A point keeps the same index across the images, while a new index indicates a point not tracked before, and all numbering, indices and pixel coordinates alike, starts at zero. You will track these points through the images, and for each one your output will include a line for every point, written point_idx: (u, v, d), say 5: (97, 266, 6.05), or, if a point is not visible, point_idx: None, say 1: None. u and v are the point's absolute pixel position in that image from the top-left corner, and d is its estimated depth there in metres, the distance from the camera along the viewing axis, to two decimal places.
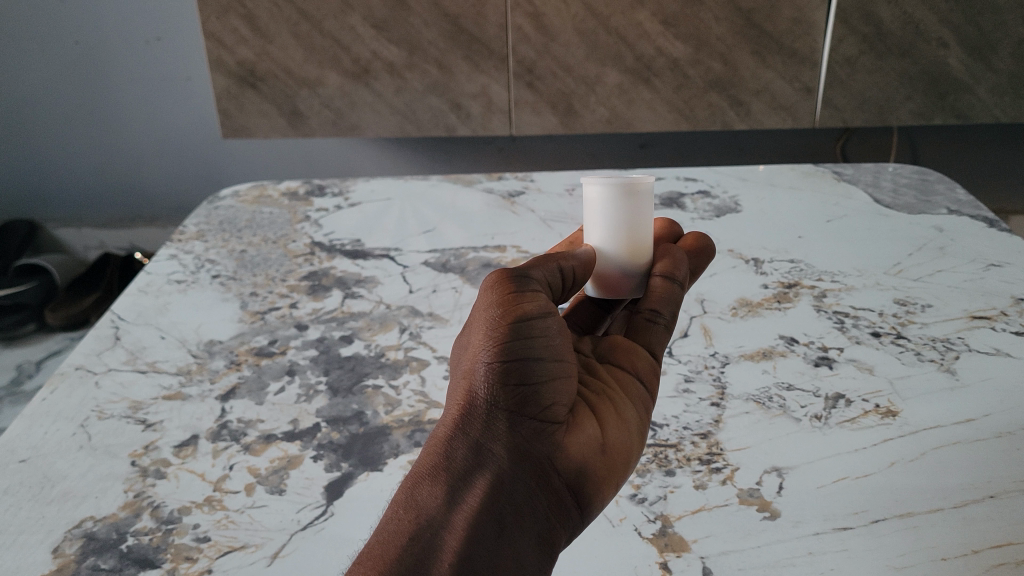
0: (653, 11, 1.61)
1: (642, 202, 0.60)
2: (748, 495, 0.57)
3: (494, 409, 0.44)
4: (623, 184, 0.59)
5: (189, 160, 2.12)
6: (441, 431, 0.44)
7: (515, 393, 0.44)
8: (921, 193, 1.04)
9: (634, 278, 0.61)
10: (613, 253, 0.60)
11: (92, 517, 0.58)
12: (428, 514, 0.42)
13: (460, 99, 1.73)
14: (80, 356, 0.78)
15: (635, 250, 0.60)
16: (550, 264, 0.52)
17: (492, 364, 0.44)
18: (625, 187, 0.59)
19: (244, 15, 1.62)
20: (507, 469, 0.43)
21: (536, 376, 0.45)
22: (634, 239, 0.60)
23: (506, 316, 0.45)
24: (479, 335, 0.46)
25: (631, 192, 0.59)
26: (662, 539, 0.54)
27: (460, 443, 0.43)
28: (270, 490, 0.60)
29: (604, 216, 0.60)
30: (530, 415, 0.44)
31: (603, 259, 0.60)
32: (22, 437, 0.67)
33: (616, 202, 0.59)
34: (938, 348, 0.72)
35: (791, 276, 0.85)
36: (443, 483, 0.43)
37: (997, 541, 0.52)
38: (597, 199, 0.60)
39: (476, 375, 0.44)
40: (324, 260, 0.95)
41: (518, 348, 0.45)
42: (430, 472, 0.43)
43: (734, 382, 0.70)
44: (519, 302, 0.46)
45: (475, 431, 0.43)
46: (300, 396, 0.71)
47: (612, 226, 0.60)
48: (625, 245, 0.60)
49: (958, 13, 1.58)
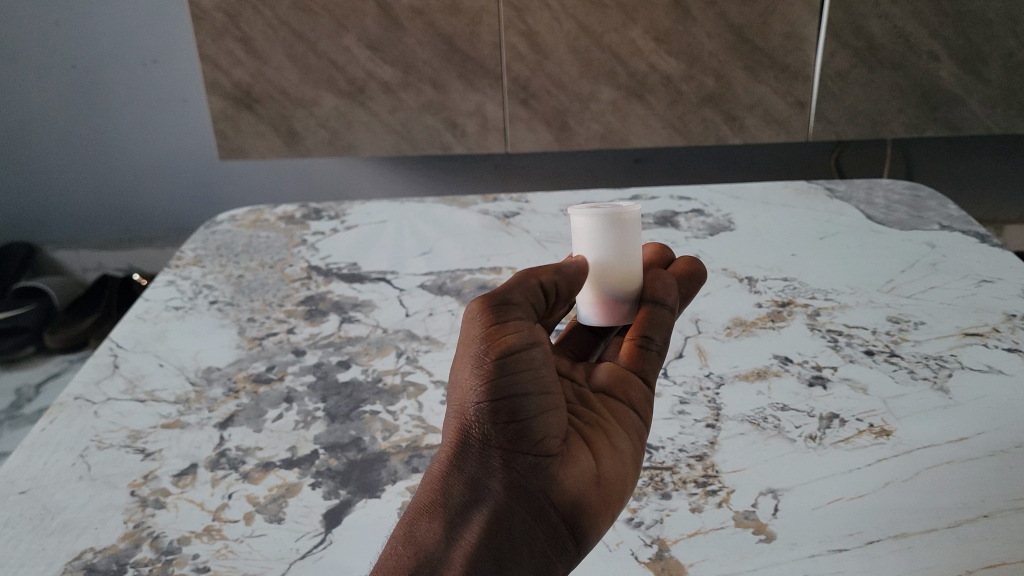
0: (646, 28, 1.62)
1: (625, 236, 0.61)
2: (743, 518, 0.57)
3: (486, 447, 0.45)
4: (610, 216, 0.60)
5: (187, 180, 2.12)
6: (436, 469, 0.46)
7: (506, 431, 0.44)
8: (913, 209, 1.04)
9: (625, 305, 0.61)
10: (603, 280, 0.61)
11: (92, 549, 0.59)
12: (428, 550, 0.44)
13: (455, 118, 1.74)
14: (79, 385, 0.78)
15: (625, 276, 0.61)
16: (530, 283, 0.52)
17: (480, 402, 0.45)
18: (611, 217, 0.60)
19: (239, 37, 1.63)
20: (503, 503, 0.44)
21: (525, 411, 0.45)
22: (624, 267, 0.61)
23: (490, 352, 0.46)
24: (467, 375, 0.46)
25: (617, 222, 0.60)
26: (658, 564, 0.54)
27: (456, 480, 0.45)
28: (270, 518, 0.61)
29: (593, 244, 0.61)
30: (523, 451, 0.45)
31: (594, 286, 0.61)
32: (22, 468, 0.67)
33: (603, 232, 0.60)
34: (931, 365, 0.72)
35: (785, 294, 0.86)
36: (440, 520, 0.45)
37: (991, 561, 0.53)
38: (585, 228, 0.61)
39: (466, 414, 0.45)
40: (321, 284, 0.95)
41: (506, 385, 0.45)
42: (429, 510, 0.45)
43: (729, 403, 0.70)
44: (503, 334, 0.46)
45: (468, 471, 0.45)
46: (299, 423, 0.72)
47: (601, 253, 0.61)
48: (614, 272, 0.61)
49: (949, 27, 1.59)
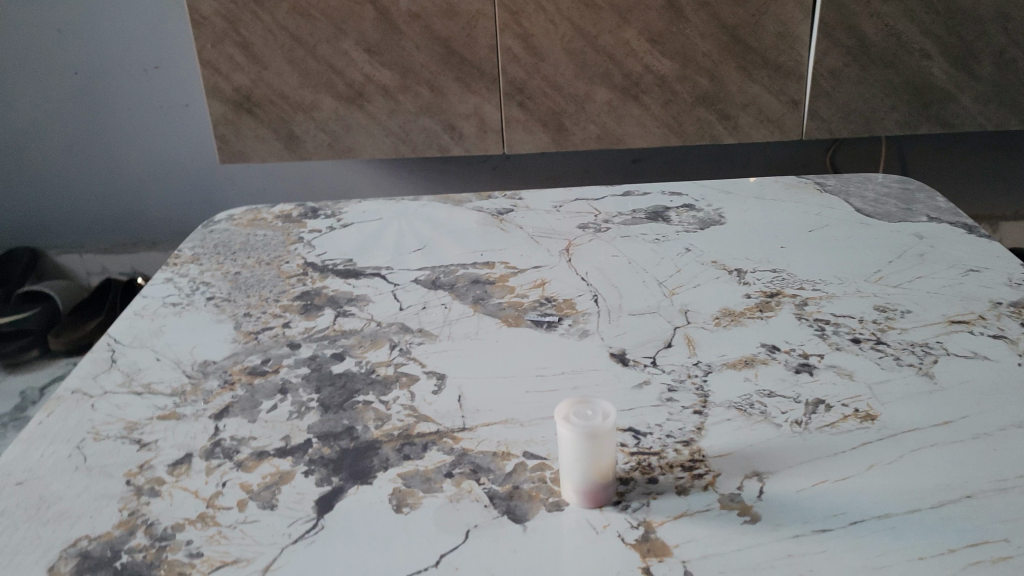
0: (640, 30, 1.64)
1: (573, 445, 0.59)
2: (729, 500, 0.60)
3: None
4: (573, 422, 0.60)
5: (188, 185, 2.14)
6: None
7: None
8: (902, 201, 1.05)
9: (605, 490, 0.60)
10: (583, 479, 0.59)
11: (87, 536, 0.60)
12: None
13: (453, 120, 1.75)
14: (76, 379, 0.79)
15: (601, 471, 0.59)
16: None
17: None
18: (587, 436, 0.59)
19: (238, 42, 1.65)
20: None
21: None
22: (598, 466, 0.59)
23: None
24: None
25: (593, 441, 0.59)
26: (644, 544, 0.57)
27: None
28: (262, 505, 0.63)
29: (569, 458, 0.60)
30: None
31: (576, 484, 0.60)
32: (19, 459, 0.68)
33: (580, 446, 0.59)
34: (917, 352, 0.73)
35: (773, 285, 0.86)
36: None
37: (973, 540, 0.55)
38: (567, 446, 0.60)
39: None
40: (317, 280, 0.96)
41: None
42: None
43: (716, 390, 0.71)
44: None
45: None
46: (293, 413, 0.73)
47: (578, 464, 0.59)
48: (592, 472, 0.59)
49: (940, 24, 1.61)
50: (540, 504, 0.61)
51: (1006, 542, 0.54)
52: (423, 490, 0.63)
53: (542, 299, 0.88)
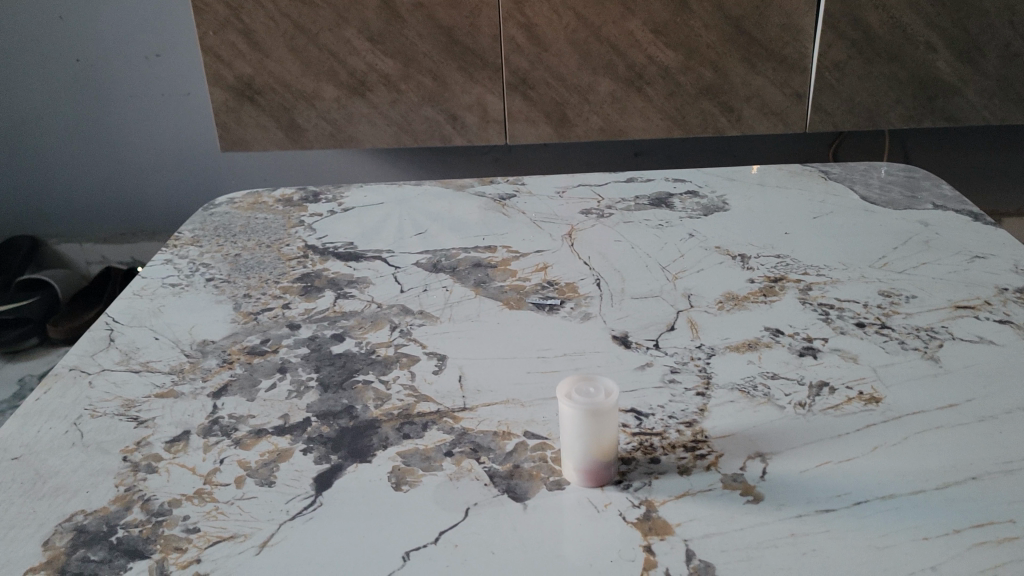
0: (644, 21, 1.63)
1: (575, 421, 0.59)
2: (732, 480, 0.59)
3: None
4: (576, 398, 0.59)
5: (189, 173, 2.13)
6: None
7: None
8: (907, 189, 1.04)
9: (606, 470, 0.59)
10: (585, 456, 0.59)
11: (83, 511, 0.60)
12: None
13: (456, 110, 1.74)
14: (73, 357, 0.79)
15: (602, 449, 0.58)
16: None
17: None
18: (590, 413, 0.58)
19: (240, 29, 1.65)
20: None
21: None
22: (600, 443, 0.58)
23: None
24: None
25: (595, 418, 0.58)
26: (645, 523, 0.56)
27: None
28: (260, 482, 0.62)
29: (571, 435, 0.59)
30: None
31: (577, 461, 0.59)
32: (15, 435, 0.68)
33: (582, 423, 0.58)
34: (922, 336, 0.73)
35: (777, 271, 0.86)
36: None
37: (979, 520, 0.54)
38: (568, 423, 0.59)
39: None
40: (317, 262, 0.95)
41: None
42: None
43: (719, 372, 0.70)
44: None
45: None
46: (292, 392, 0.72)
47: (580, 441, 0.58)
48: (594, 449, 0.58)
49: (946, 17, 1.60)
50: (540, 483, 0.61)
51: (1012, 523, 0.53)
52: (422, 468, 0.63)
53: (544, 282, 0.87)
